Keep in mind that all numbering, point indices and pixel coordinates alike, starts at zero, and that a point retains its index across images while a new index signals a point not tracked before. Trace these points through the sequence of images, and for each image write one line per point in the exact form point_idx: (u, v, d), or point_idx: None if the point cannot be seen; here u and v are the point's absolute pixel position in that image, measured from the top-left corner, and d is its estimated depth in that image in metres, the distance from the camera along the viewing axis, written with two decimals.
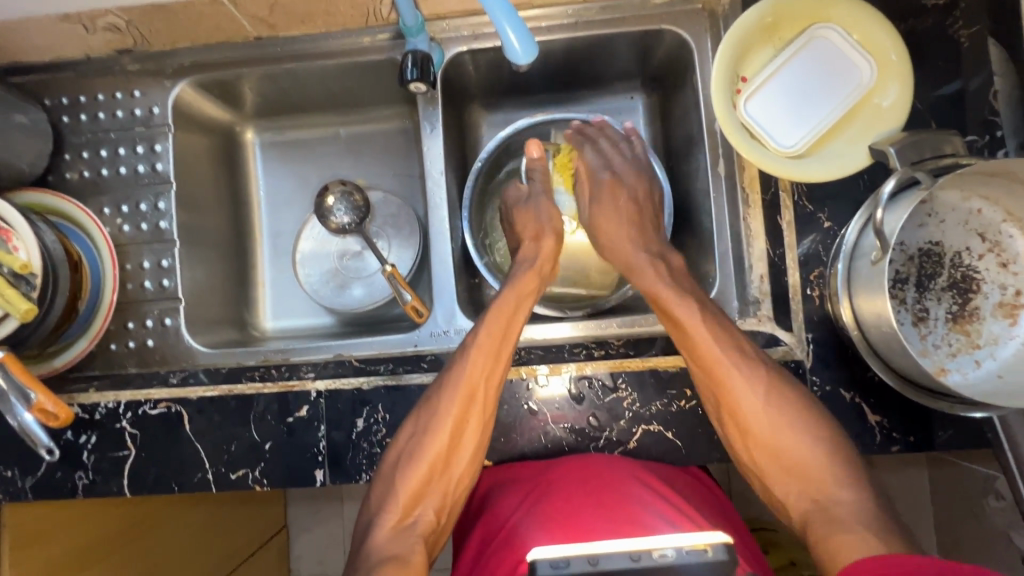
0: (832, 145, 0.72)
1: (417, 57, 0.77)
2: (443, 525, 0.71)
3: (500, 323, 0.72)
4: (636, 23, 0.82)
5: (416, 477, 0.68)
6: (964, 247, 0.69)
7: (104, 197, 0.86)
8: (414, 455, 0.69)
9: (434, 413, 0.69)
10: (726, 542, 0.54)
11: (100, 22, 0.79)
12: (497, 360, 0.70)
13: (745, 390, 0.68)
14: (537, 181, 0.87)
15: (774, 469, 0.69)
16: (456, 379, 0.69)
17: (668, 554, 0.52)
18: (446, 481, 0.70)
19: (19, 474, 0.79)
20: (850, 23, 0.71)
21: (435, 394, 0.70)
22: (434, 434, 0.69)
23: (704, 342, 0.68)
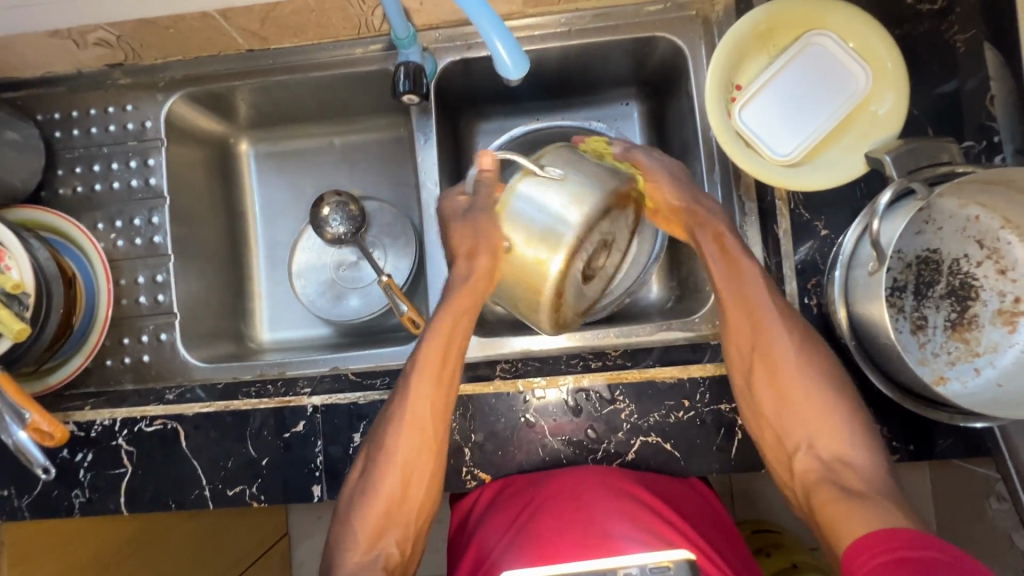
0: (828, 153, 0.71)
1: (409, 69, 0.76)
2: (411, 555, 0.70)
3: (436, 353, 0.70)
4: (629, 31, 0.82)
5: (371, 511, 0.68)
6: (962, 254, 0.68)
7: (98, 212, 0.86)
8: (366, 488, 0.68)
9: (382, 449, 0.69)
10: (688, 557, 0.53)
11: (90, 38, 0.78)
12: (439, 390, 0.69)
13: (781, 334, 0.69)
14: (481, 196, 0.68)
15: (789, 419, 0.69)
16: (399, 414, 0.69)
17: (634, 572, 0.52)
18: (405, 515, 0.69)
19: (16, 491, 0.79)
20: (845, 30, 0.71)
21: (379, 430, 0.69)
22: (384, 470, 0.68)
23: (758, 303, 0.69)
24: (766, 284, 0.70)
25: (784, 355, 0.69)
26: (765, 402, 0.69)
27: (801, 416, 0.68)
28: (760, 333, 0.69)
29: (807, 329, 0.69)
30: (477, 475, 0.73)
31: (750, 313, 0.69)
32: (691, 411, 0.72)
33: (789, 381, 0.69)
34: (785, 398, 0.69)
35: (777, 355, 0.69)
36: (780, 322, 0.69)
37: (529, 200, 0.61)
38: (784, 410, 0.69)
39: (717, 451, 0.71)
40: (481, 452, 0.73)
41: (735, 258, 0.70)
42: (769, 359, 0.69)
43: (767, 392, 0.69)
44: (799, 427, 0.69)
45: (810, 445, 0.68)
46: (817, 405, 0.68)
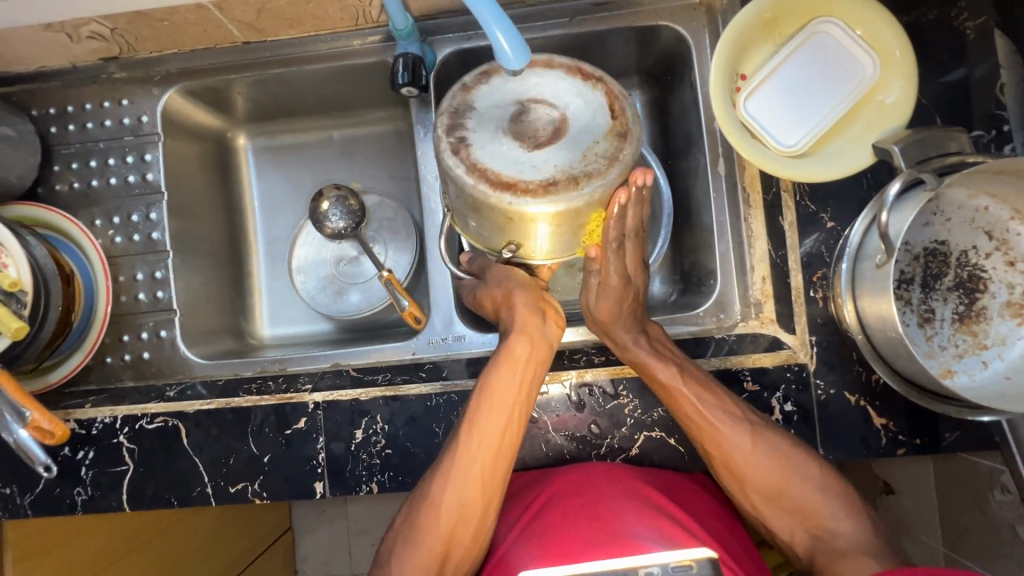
0: (834, 143, 0.70)
1: (407, 60, 0.75)
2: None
3: (498, 410, 0.65)
4: (631, 20, 0.81)
5: (413, 570, 0.65)
6: (970, 246, 0.67)
7: (95, 209, 0.85)
8: (409, 543, 0.66)
9: (427, 507, 0.66)
10: (712, 556, 0.53)
11: (84, 31, 0.77)
12: (498, 448, 0.65)
13: (733, 439, 0.67)
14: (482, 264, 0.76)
15: (770, 507, 0.70)
16: (449, 471, 0.65)
17: (653, 572, 0.52)
18: (453, 563, 0.66)
19: (18, 490, 0.76)
20: (853, 17, 0.69)
21: (431, 477, 0.67)
22: (429, 529, 0.65)
23: (694, 410, 0.67)
24: (699, 394, 0.67)
25: (744, 461, 0.68)
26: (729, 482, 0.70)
27: (784, 505, 0.69)
28: (713, 443, 0.67)
29: (771, 451, 0.67)
30: None
31: (698, 427, 0.67)
32: None
33: (762, 481, 0.68)
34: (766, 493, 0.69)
35: (733, 460, 0.68)
36: (731, 428, 0.67)
37: (507, 155, 0.59)
38: (746, 482, 0.69)
39: None
40: None
41: (651, 374, 0.68)
42: (729, 462, 0.68)
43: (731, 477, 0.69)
44: (780, 515, 0.69)
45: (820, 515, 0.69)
46: (795, 490, 0.67)
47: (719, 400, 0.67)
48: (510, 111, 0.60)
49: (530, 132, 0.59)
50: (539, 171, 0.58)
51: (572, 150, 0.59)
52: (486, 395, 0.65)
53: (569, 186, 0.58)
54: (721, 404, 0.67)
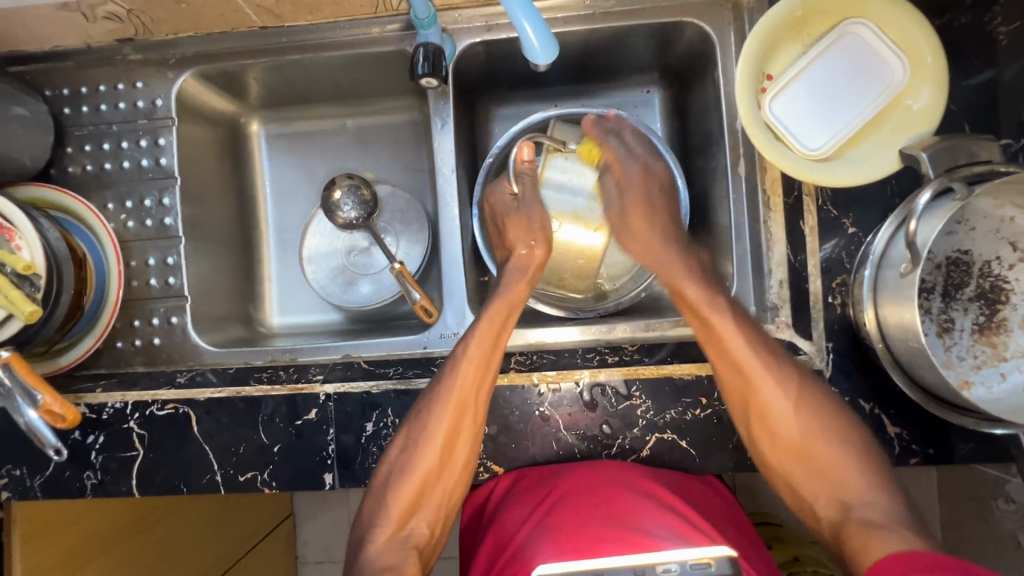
0: (859, 147, 0.69)
1: (428, 50, 0.73)
2: (439, 533, 0.72)
3: (487, 340, 0.70)
4: (655, 15, 0.79)
5: (408, 489, 0.69)
6: (994, 256, 0.67)
7: (108, 192, 0.84)
8: (405, 469, 0.69)
9: (425, 434, 0.68)
10: (729, 555, 0.55)
11: (100, 11, 0.75)
12: (485, 375, 0.69)
13: (773, 387, 0.68)
14: (525, 190, 0.83)
15: (799, 472, 0.69)
16: (443, 396, 0.68)
17: (671, 568, 0.54)
18: (439, 492, 0.71)
19: (28, 472, 0.75)
20: (884, 19, 0.68)
21: (424, 410, 0.69)
22: (424, 454, 0.69)
23: (743, 353, 0.68)
24: (751, 341, 0.69)
25: (783, 413, 0.68)
26: (762, 441, 0.68)
27: (812, 467, 0.68)
28: (754, 394, 0.68)
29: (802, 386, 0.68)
30: (490, 467, 0.73)
31: (743, 377, 0.68)
32: (709, 409, 0.70)
33: (793, 430, 0.68)
34: (791, 451, 0.69)
35: (772, 414, 0.68)
36: (770, 376, 0.68)
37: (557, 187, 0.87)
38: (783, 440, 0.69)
39: (733, 449, 0.70)
40: (494, 445, 0.72)
41: (705, 314, 0.70)
42: (768, 415, 0.68)
43: (766, 436, 0.68)
44: (804, 483, 0.69)
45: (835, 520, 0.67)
46: (824, 450, 0.67)
47: (762, 345, 0.69)
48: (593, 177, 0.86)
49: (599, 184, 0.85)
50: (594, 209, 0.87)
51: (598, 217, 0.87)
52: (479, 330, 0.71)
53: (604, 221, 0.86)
54: (764, 351, 0.69)
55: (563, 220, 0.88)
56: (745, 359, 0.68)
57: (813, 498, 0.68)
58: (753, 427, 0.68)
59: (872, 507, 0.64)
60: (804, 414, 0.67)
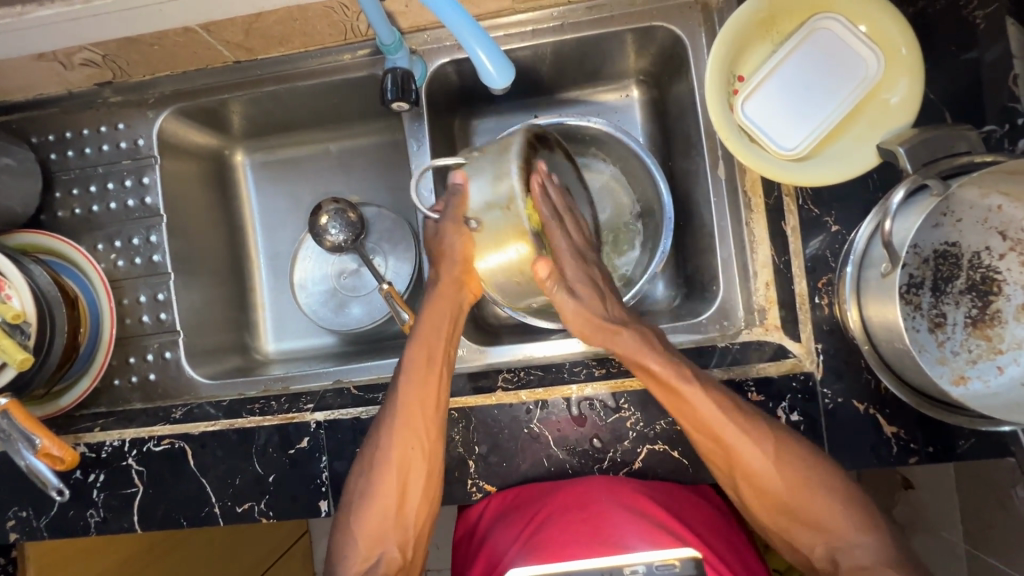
0: (836, 145, 0.67)
1: (397, 76, 0.73)
2: (412, 560, 0.68)
3: (421, 356, 0.70)
4: (625, 22, 0.79)
5: (371, 515, 0.67)
6: (984, 246, 0.65)
7: (97, 233, 0.86)
8: (365, 491, 0.67)
9: (377, 453, 0.68)
10: (695, 555, 0.52)
11: (76, 59, 0.77)
12: (429, 389, 0.69)
13: (752, 449, 0.64)
14: (444, 210, 0.64)
15: (790, 523, 0.64)
16: (392, 414, 0.68)
17: (638, 570, 0.52)
18: (403, 521, 0.68)
19: (34, 513, 0.76)
20: (855, 13, 0.66)
21: (381, 426, 0.69)
22: (377, 475, 0.68)
23: (715, 418, 0.64)
24: (721, 400, 0.64)
25: (766, 475, 0.64)
26: (742, 488, 0.65)
27: (804, 521, 0.63)
28: (730, 452, 0.64)
29: (740, 408, 0.65)
30: (482, 487, 0.72)
31: (720, 445, 0.64)
32: None
33: (775, 484, 0.64)
34: (781, 507, 0.64)
35: (745, 461, 0.64)
36: (745, 436, 0.64)
37: (479, 197, 0.61)
38: (764, 490, 0.64)
39: None
40: (485, 465, 0.72)
41: (675, 387, 0.64)
42: (821, 527, 0.63)
43: (743, 482, 0.65)
44: (793, 527, 0.64)
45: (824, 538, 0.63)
46: (806, 501, 0.63)
47: (730, 403, 0.65)
48: (506, 180, 0.59)
49: (511, 190, 0.59)
50: (511, 203, 0.59)
51: (522, 218, 0.59)
52: (414, 347, 0.70)
53: (542, 244, 0.62)
54: (738, 409, 0.65)
55: (483, 249, 0.63)
56: (675, 380, 0.64)
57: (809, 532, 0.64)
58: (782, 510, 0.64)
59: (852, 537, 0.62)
60: (784, 467, 0.63)
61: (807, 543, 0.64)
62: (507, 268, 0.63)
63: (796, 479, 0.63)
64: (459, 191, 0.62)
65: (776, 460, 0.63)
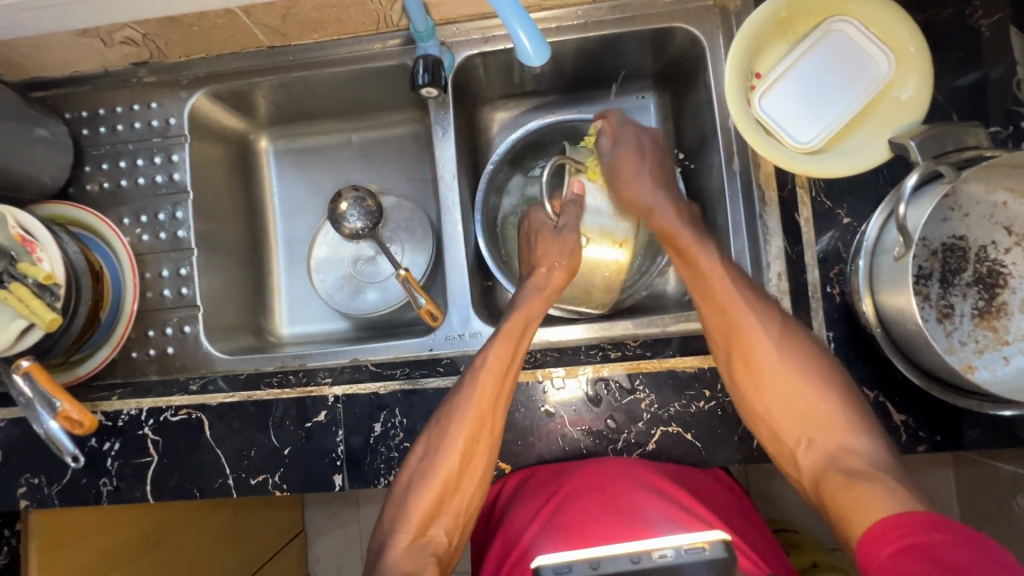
0: (850, 140, 0.71)
1: (428, 62, 0.76)
2: (458, 542, 0.70)
3: (507, 350, 0.70)
4: (646, 22, 0.82)
5: (427, 497, 0.68)
6: (989, 241, 0.67)
7: (124, 208, 0.88)
8: (424, 476, 0.68)
9: (443, 442, 0.68)
10: (725, 537, 0.51)
11: (117, 36, 0.79)
12: (504, 385, 0.69)
13: (763, 334, 0.68)
14: (567, 219, 0.82)
15: (787, 423, 0.67)
16: (463, 405, 0.68)
17: (667, 555, 0.50)
18: (457, 502, 0.69)
19: (46, 480, 0.76)
20: (867, 14, 0.70)
21: (448, 416, 0.69)
22: (445, 458, 0.67)
23: (726, 293, 0.70)
24: (740, 288, 0.70)
25: (762, 343, 0.68)
26: (744, 391, 0.68)
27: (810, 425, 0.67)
28: (739, 325, 0.69)
29: (760, 295, 0.70)
30: (498, 466, 0.73)
31: (723, 314, 0.70)
32: (712, 401, 0.71)
33: (772, 373, 0.68)
34: (789, 411, 0.67)
35: (748, 334, 0.69)
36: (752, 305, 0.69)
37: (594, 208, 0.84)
38: (764, 380, 0.68)
39: (739, 441, 0.70)
40: (501, 443, 0.73)
41: (691, 253, 0.74)
42: (820, 427, 0.66)
43: (749, 383, 0.68)
44: (794, 426, 0.67)
45: (810, 442, 0.67)
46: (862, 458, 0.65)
47: (751, 293, 0.70)
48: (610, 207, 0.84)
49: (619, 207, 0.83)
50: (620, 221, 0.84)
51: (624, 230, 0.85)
52: (499, 342, 0.71)
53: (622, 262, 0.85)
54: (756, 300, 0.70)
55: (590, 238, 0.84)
56: (690, 246, 0.74)
57: (809, 429, 0.67)
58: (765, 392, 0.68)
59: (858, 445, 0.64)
60: (786, 348, 0.68)
61: (798, 442, 0.67)
62: (598, 262, 0.84)
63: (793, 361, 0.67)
64: (579, 203, 0.83)
65: (780, 337, 0.68)
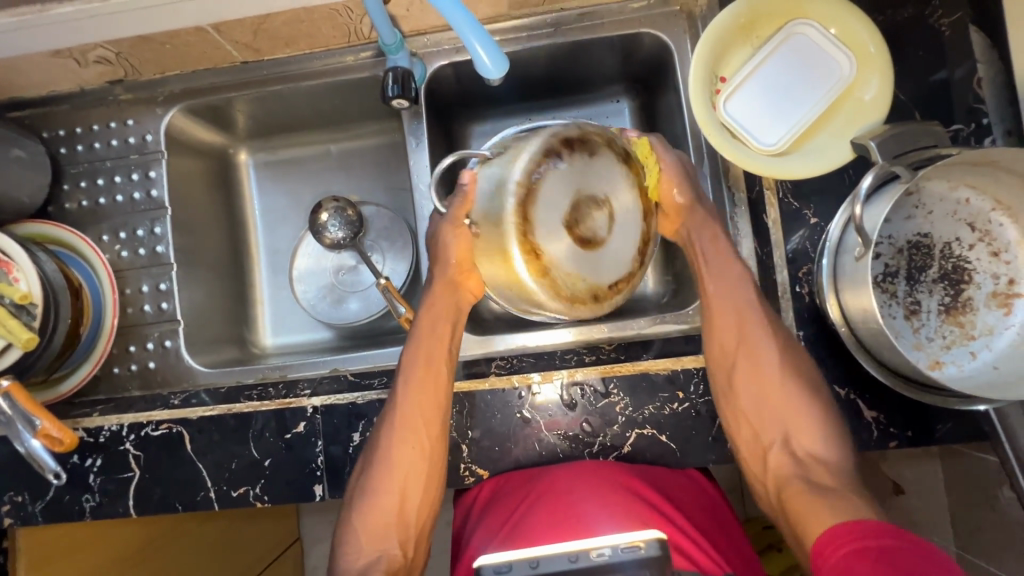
0: (815, 140, 0.71)
1: (397, 74, 0.77)
2: (414, 553, 0.72)
3: (425, 354, 0.72)
4: (614, 28, 0.83)
5: (374, 512, 0.70)
6: (953, 237, 0.68)
7: (103, 225, 0.88)
8: (367, 494, 0.70)
9: (378, 456, 0.70)
10: (660, 536, 0.54)
11: (91, 56, 0.80)
12: (428, 392, 0.71)
13: (767, 351, 0.71)
14: (454, 210, 0.66)
15: (770, 429, 0.70)
16: (391, 417, 0.71)
17: (604, 553, 0.53)
18: (406, 515, 0.71)
19: (29, 497, 0.77)
20: (826, 16, 0.71)
21: (379, 430, 0.71)
22: (381, 471, 0.70)
23: (749, 318, 0.71)
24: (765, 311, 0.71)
25: (770, 372, 0.71)
26: (743, 394, 0.70)
27: (796, 437, 0.69)
28: (748, 353, 0.71)
29: (793, 351, 0.70)
30: (475, 471, 0.74)
31: (739, 330, 0.71)
32: (686, 403, 0.72)
33: (774, 396, 0.70)
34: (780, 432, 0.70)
35: (760, 365, 0.71)
36: (768, 336, 0.71)
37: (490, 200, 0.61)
38: (761, 386, 0.71)
39: (713, 442, 0.71)
40: (478, 449, 0.74)
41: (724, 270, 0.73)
42: (796, 420, 0.70)
43: (749, 391, 0.70)
44: (773, 424, 0.71)
45: (785, 441, 0.70)
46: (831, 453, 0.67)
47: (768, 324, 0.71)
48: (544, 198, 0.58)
49: (576, 214, 0.58)
50: (551, 231, 0.57)
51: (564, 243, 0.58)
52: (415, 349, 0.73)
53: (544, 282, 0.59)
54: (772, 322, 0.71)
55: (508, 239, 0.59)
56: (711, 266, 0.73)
57: (782, 435, 0.71)
58: (753, 382, 0.71)
59: (825, 454, 0.68)
60: (790, 379, 0.70)
61: (771, 444, 0.70)
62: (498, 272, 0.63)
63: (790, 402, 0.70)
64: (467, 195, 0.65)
65: (785, 368, 0.70)
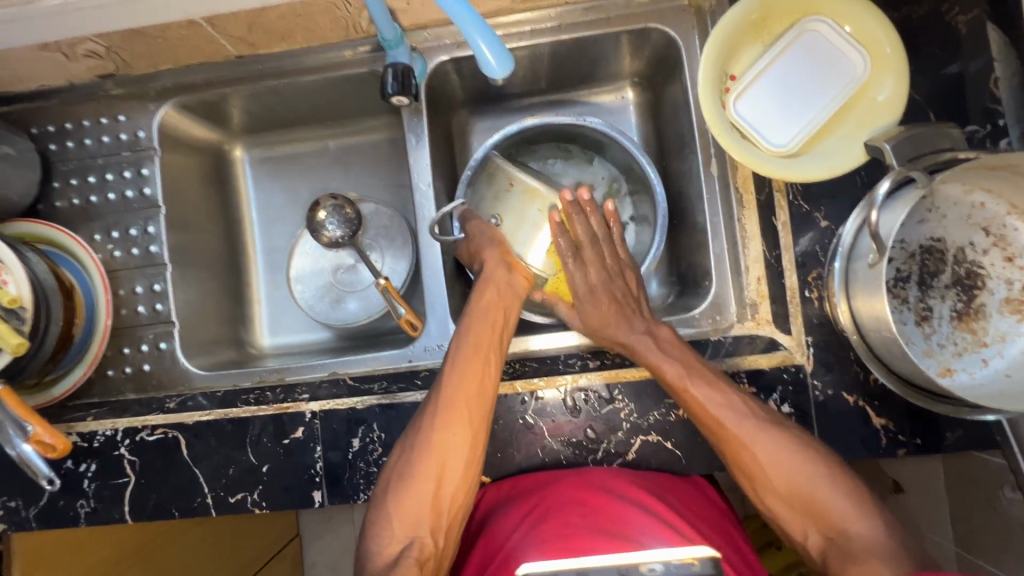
0: (826, 141, 0.69)
1: (397, 70, 0.75)
2: (444, 548, 0.66)
3: (482, 331, 0.72)
4: (620, 23, 0.81)
5: (409, 496, 0.66)
6: (967, 242, 0.67)
7: (95, 224, 0.86)
8: (404, 474, 0.67)
9: (419, 435, 0.68)
10: (713, 554, 0.51)
11: (79, 50, 0.77)
12: (482, 368, 0.69)
13: (741, 423, 0.65)
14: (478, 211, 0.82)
15: (786, 510, 0.66)
16: (440, 392, 0.69)
17: (656, 568, 0.50)
18: (441, 500, 0.66)
19: (23, 503, 0.76)
20: (840, 13, 0.69)
21: (424, 407, 0.69)
22: (424, 453, 0.67)
23: (710, 402, 0.66)
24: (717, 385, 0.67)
25: (772, 464, 0.65)
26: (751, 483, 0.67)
27: (821, 515, 0.64)
28: (737, 446, 0.65)
29: (775, 417, 0.67)
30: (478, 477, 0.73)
31: (706, 417, 0.66)
32: None
33: (780, 475, 0.65)
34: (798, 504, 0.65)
35: (750, 457, 0.65)
36: (745, 413, 0.66)
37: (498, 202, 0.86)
38: (760, 478, 0.66)
39: None
40: None
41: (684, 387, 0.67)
42: (817, 499, 0.64)
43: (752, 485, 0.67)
44: (798, 513, 0.65)
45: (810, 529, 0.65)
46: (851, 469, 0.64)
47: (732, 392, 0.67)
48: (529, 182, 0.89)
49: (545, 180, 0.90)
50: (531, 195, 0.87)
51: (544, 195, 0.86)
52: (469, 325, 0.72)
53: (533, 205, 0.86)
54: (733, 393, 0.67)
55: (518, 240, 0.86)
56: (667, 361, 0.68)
57: (808, 518, 0.65)
58: (752, 478, 0.66)
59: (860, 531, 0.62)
60: (788, 454, 0.64)
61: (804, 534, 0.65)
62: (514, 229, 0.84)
63: (795, 475, 0.64)
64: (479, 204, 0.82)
65: (784, 448, 0.64)
